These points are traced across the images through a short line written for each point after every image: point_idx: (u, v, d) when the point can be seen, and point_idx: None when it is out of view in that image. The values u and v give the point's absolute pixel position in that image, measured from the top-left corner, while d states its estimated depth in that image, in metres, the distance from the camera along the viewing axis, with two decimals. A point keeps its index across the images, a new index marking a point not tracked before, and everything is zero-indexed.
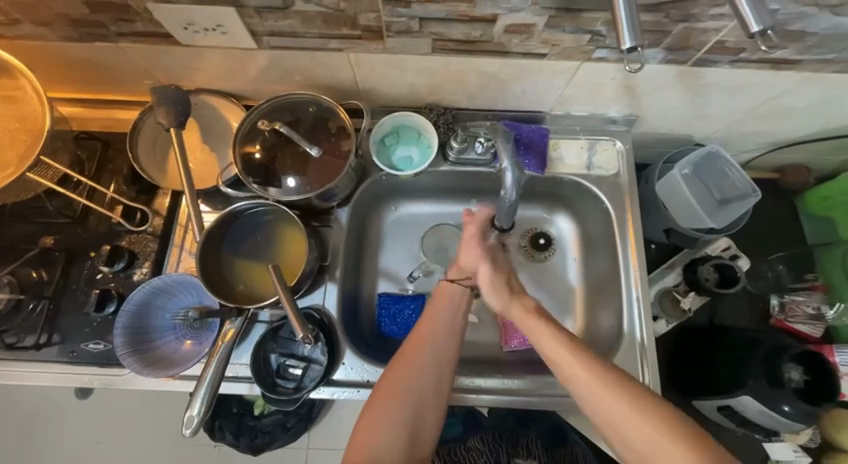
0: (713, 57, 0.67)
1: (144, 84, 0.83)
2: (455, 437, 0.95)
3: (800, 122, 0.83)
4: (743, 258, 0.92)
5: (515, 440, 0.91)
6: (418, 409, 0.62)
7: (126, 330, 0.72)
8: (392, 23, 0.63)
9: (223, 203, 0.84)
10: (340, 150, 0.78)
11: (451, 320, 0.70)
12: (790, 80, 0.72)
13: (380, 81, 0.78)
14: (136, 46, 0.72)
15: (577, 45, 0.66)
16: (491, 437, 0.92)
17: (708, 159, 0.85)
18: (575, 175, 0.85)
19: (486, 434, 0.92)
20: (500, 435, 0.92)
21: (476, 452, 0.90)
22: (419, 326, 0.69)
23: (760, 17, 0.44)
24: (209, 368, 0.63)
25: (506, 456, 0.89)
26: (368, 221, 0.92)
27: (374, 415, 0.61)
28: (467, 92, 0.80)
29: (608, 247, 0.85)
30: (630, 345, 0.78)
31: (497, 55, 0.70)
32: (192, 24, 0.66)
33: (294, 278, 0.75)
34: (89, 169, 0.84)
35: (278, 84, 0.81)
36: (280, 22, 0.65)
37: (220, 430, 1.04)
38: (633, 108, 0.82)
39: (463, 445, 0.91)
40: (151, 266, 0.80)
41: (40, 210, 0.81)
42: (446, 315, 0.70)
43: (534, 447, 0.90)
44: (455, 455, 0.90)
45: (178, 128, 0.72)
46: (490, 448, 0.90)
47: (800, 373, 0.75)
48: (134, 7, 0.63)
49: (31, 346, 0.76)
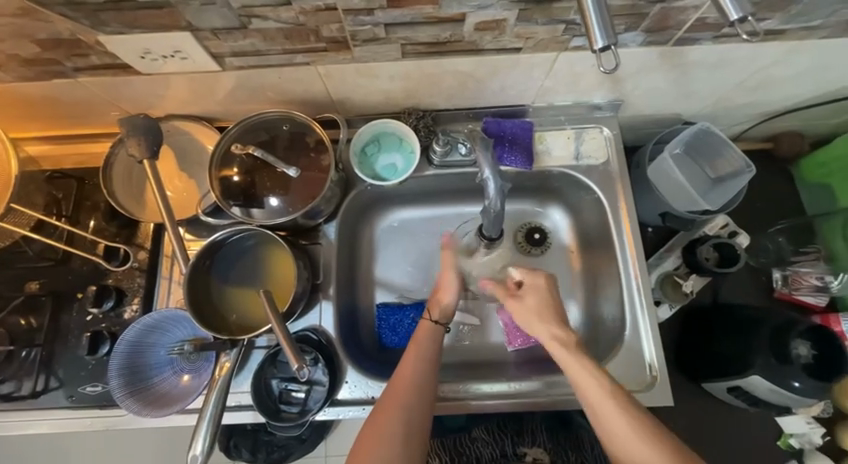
0: (693, 35, 0.65)
1: (111, 115, 0.80)
2: (460, 427, 0.91)
3: (791, 90, 0.81)
4: (743, 235, 0.89)
5: (519, 427, 0.87)
6: (409, 429, 0.63)
7: (122, 370, 0.71)
8: (357, 32, 0.61)
9: (207, 229, 0.82)
10: (320, 165, 0.76)
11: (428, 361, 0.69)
12: (776, 51, 0.69)
13: (354, 90, 0.75)
14: (95, 79, 0.70)
15: (551, 36, 0.64)
16: (495, 426, 0.88)
17: (699, 137, 0.83)
18: (563, 167, 0.83)
19: (490, 423, 0.88)
20: (504, 423, 0.88)
21: (481, 442, 0.85)
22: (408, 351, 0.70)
23: (739, 5, 0.44)
24: (209, 403, 0.62)
25: (511, 447, 0.84)
26: (359, 234, 0.90)
27: (376, 430, 0.62)
28: (445, 94, 0.78)
29: (604, 236, 0.83)
30: (634, 335, 0.76)
31: (470, 53, 0.67)
32: (149, 52, 0.63)
33: (286, 302, 0.73)
34: (66, 208, 0.81)
35: (249, 104, 0.78)
36: (241, 41, 0.62)
37: (236, 448, 1.02)
38: (617, 93, 0.79)
39: (468, 436, 0.87)
40: (141, 301, 0.78)
41: (21, 255, 0.80)
42: (427, 340, 0.71)
43: (539, 433, 0.86)
44: (460, 446, 0.85)
45: (151, 159, 0.69)
46: (494, 438, 0.86)
47: (809, 349, 0.73)
48: (86, 40, 0.61)
49: (28, 395, 0.75)
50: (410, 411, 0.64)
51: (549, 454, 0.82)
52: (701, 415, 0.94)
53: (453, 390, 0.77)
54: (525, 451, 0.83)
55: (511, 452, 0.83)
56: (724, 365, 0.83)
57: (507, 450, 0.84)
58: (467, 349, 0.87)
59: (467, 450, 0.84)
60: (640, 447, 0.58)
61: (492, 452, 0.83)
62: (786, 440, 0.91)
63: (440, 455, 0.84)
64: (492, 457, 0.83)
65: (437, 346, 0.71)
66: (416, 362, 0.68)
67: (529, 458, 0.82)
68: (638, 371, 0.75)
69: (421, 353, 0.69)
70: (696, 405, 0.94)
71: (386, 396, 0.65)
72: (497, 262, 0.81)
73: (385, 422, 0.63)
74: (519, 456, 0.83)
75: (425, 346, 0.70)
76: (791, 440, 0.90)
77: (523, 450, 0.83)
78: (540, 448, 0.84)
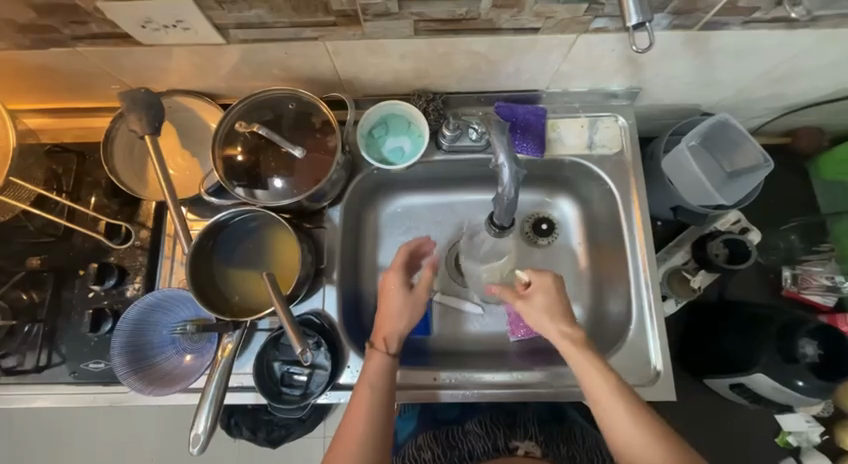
0: (723, 19, 0.61)
1: (111, 89, 0.78)
2: (450, 421, 0.91)
3: (818, 81, 0.77)
4: (755, 231, 0.88)
5: (512, 420, 0.86)
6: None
7: (124, 349, 0.71)
8: (369, 5, 0.58)
9: (210, 210, 0.81)
10: (326, 146, 0.74)
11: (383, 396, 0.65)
12: (807, 39, 0.66)
13: (363, 69, 0.72)
14: (95, 49, 0.67)
15: (572, 16, 0.60)
16: (489, 421, 0.86)
17: (718, 129, 0.80)
18: (576, 156, 0.81)
19: (483, 417, 0.87)
20: (496, 417, 0.87)
21: (474, 435, 0.84)
22: (357, 389, 0.65)
23: None
24: (212, 384, 0.61)
25: (503, 441, 0.81)
26: (364, 218, 0.88)
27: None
28: (457, 76, 0.75)
29: (613, 226, 0.82)
30: (640, 330, 0.76)
31: (486, 32, 0.64)
32: (150, 21, 0.60)
33: (288, 285, 0.73)
34: (67, 183, 0.80)
35: (253, 80, 0.76)
36: (246, 12, 0.59)
37: (237, 426, 1.01)
38: (636, 79, 0.76)
39: (461, 429, 0.86)
40: (143, 280, 0.78)
41: (23, 229, 0.79)
42: (377, 375, 0.66)
43: (531, 427, 0.85)
44: (453, 439, 0.84)
45: (153, 135, 0.67)
46: (487, 432, 0.84)
47: (815, 349, 0.73)
48: (83, 6, 0.58)
49: (31, 369, 0.75)
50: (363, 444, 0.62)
51: (541, 447, 0.80)
52: (699, 410, 0.94)
53: (455, 378, 0.77)
54: (517, 444, 0.80)
55: (503, 446, 0.80)
56: (729, 364, 0.82)
57: (499, 443, 0.81)
58: (467, 338, 0.87)
59: (459, 443, 0.83)
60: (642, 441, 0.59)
61: (485, 445, 0.81)
62: (783, 437, 0.91)
63: (432, 448, 0.84)
64: (484, 449, 0.80)
65: (391, 375, 0.67)
66: (365, 417, 0.63)
67: (521, 451, 0.80)
68: (642, 365, 0.74)
69: (369, 402, 0.64)
70: (694, 400, 0.94)
71: (334, 451, 0.62)
72: (503, 266, 0.83)
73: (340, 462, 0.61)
74: (511, 449, 0.80)
75: (377, 381, 0.66)
76: (789, 438, 0.91)
77: (516, 444, 0.81)
78: (532, 440, 0.82)
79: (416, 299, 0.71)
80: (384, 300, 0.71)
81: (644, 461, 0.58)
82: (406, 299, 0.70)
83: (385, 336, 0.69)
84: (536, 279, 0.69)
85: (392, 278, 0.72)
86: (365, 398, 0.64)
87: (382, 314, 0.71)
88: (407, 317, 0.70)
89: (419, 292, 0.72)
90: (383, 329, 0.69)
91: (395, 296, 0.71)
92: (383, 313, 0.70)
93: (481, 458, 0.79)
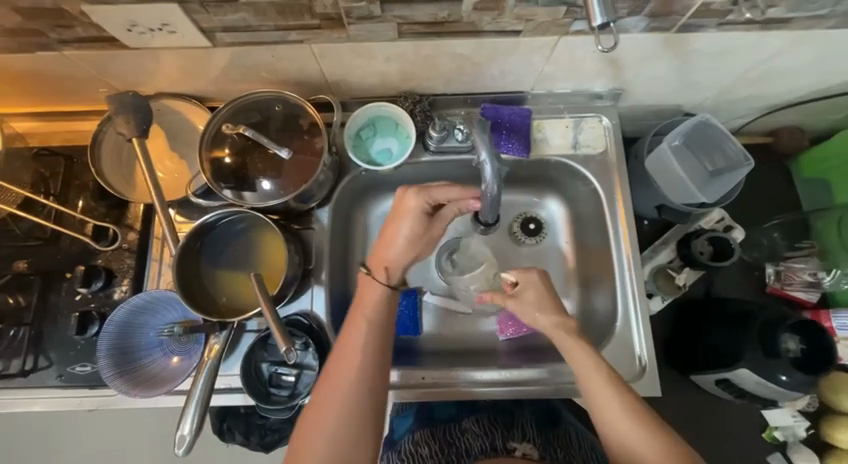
0: (698, 21, 0.63)
1: (99, 92, 0.78)
2: (451, 417, 0.89)
3: (795, 82, 0.79)
4: (738, 228, 0.89)
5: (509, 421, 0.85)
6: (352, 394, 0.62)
7: (110, 351, 0.70)
8: (352, 9, 0.59)
9: (199, 212, 0.81)
10: (313, 147, 0.75)
11: (380, 335, 0.66)
12: (781, 40, 0.68)
13: (349, 71, 0.73)
14: (82, 53, 0.68)
15: (552, 18, 0.62)
16: (488, 421, 0.85)
17: (699, 129, 0.82)
18: (561, 156, 0.82)
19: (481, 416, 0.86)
20: (495, 418, 0.86)
21: (472, 434, 0.84)
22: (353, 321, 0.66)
23: None
24: (198, 384, 0.61)
25: (502, 440, 0.81)
26: (353, 219, 0.89)
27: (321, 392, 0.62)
28: (443, 77, 0.76)
29: (599, 225, 0.83)
30: (625, 327, 0.77)
31: (469, 35, 0.65)
32: (136, 25, 0.61)
33: (276, 286, 0.73)
34: (54, 186, 0.80)
35: (241, 83, 0.76)
36: (231, 16, 0.60)
37: (230, 431, 1.00)
38: (618, 81, 0.78)
39: (457, 426, 0.86)
40: (131, 282, 0.78)
41: (9, 233, 0.79)
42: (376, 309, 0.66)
43: (528, 429, 0.84)
44: (450, 437, 0.84)
45: (140, 138, 0.67)
46: (485, 431, 0.83)
47: (797, 343, 0.74)
48: (69, 10, 0.58)
49: (17, 374, 0.74)
50: (353, 377, 0.63)
51: (538, 449, 0.80)
52: (687, 407, 0.95)
53: (444, 377, 0.77)
54: (515, 446, 0.80)
55: (502, 446, 0.80)
56: (714, 359, 0.83)
57: (497, 443, 0.81)
58: (457, 337, 0.87)
59: (456, 441, 0.83)
60: (628, 420, 0.61)
61: (482, 444, 0.81)
62: (771, 433, 0.92)
63: (429, 443, 0.84)
64: (481, 448, 0.80)
65: (388, 311, 0.67)
66: (361, 350, 0.64)
67: (519, 453, 0.79)
68: (627, 362, 0.75)
69: (362, 339, 0.65)
70: (682, 397, 0.95)
71: (325, 379, 0.63)
72: (488, 272, 0.86)
73: (330, 388, 0.62)
74: (508, 450, 0.79)
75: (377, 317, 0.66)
76: (775, 433, 0.92)
77: (514, 445, 0.80)
78: (530, 443, 0.81)
79: (428, 234, 0.69)
80: (389, 223, 0.68)
81: (626, 437, 0.60)
82: (419, 228, 0.67)
83: (388, 266, 0.67)
84: (523, 278, 0.66)
85: (407, 201, 0.66)
86: (362, 332, 0.65)
87: (385, 242, 0.68)
88: (415, 249, 0.68)
89: (430, 223, 0.69)
90: (386, 259, 0.67)
91: (404, 226, 0.67)
92: (387, 243, 0.68)
93: (478, 457, 0.79)
